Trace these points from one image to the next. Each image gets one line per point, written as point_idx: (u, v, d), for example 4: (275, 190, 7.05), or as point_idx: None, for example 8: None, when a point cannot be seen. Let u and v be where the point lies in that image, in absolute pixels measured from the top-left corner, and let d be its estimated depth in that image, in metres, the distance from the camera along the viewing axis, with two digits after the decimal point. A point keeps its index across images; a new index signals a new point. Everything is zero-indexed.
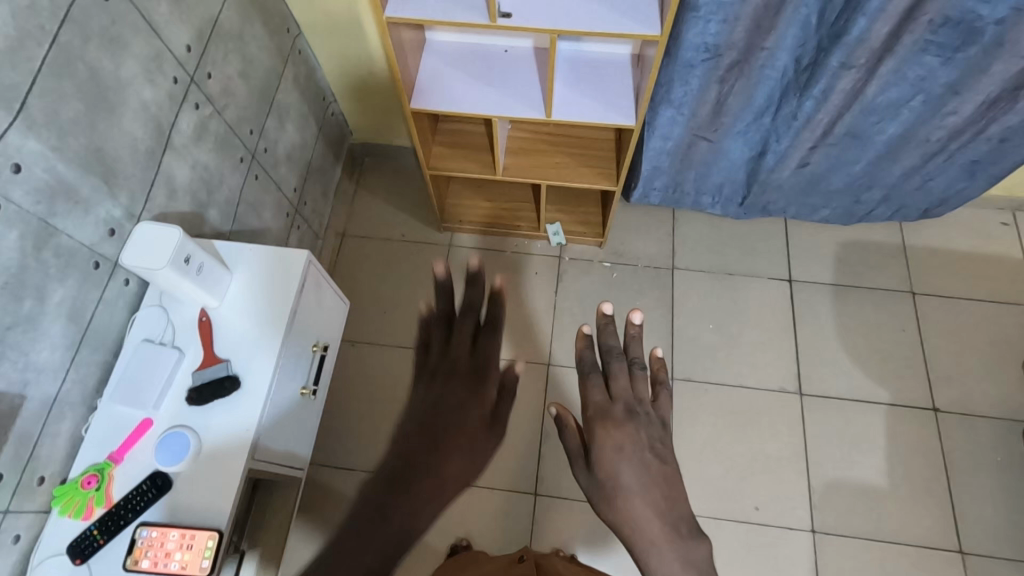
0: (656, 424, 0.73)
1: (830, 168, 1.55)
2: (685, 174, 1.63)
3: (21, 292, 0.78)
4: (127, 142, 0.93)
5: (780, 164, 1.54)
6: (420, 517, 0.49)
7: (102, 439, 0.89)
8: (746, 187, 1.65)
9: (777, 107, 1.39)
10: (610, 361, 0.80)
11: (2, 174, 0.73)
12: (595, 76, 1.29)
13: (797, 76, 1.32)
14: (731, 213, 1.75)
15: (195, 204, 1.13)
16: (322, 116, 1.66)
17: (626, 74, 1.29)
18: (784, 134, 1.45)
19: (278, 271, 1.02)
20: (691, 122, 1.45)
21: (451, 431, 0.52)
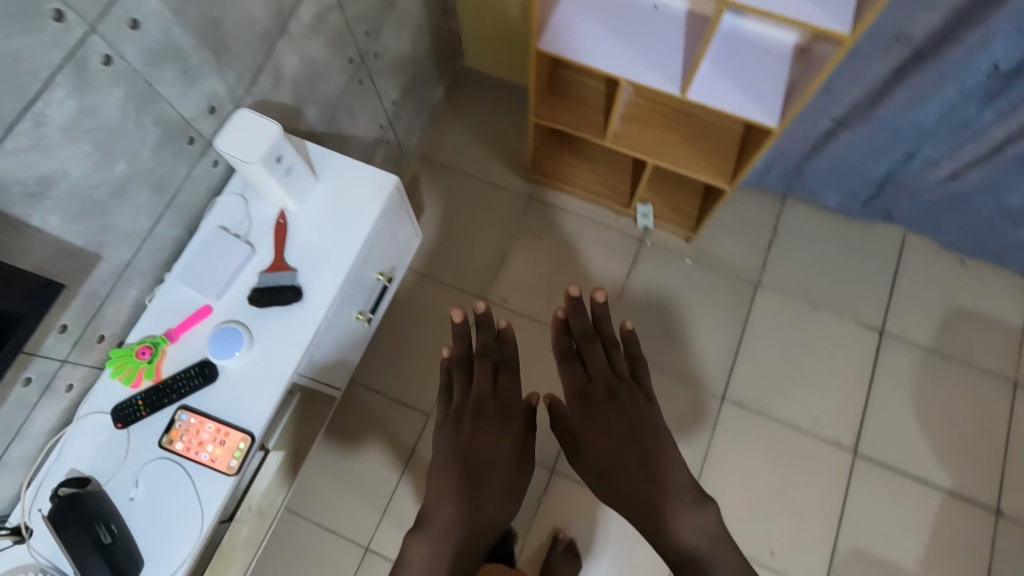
0: (629, 395, 1.05)
1: (981, 191, 1.38)
2: (811, 164, 1.49)
3: (115, 154, 0.76)
4: (245, 19, 0.88)
5: (926, 170, 1.39)
6: (486, 464, 1.04)
7: (163, 314, 0.90)
8: (876, 189, 1.51)
9: (947, 112, 1.23)
10: (584, 346, 1.10)
11: (118, 28, 0.69)
12: (746, 59, 1.14)
13: (987, 83, 1.15)
14: (849, 209, 1.60)
15: (296, 98, 1.09)
16: (435, 31, 1.57)
17: (781, 67, 1.13)
18: (944, 141, 1.30)
19: (358, 186, 0.97)
20: (840, 107, 1.30)
21: (490, 425, 1.06)
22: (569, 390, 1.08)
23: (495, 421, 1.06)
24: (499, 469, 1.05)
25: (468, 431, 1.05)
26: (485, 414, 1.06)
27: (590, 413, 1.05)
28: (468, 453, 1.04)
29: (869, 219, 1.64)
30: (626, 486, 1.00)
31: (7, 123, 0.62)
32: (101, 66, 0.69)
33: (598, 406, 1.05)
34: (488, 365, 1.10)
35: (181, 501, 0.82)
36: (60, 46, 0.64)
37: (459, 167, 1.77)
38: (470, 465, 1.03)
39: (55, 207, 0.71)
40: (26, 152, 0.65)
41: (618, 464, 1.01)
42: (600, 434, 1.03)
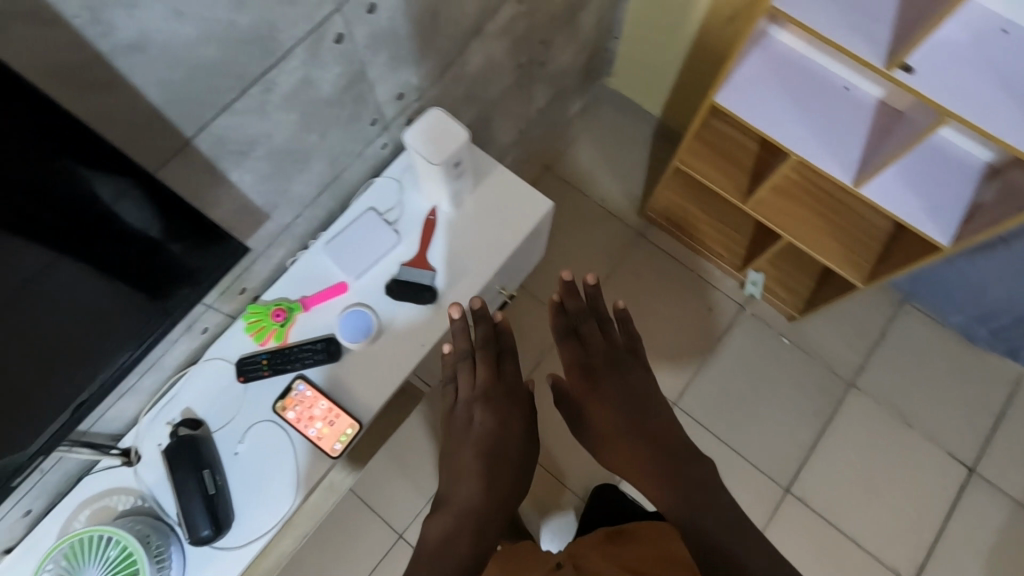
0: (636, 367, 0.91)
1: None
2: (948, 271, 1.42)
3: (312, 125, 0.76)
4: (456, 17, 0.88)
5: None
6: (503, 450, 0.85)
7: (302, 281, 0.91)
8: (1012, 320, 1.41)
9: None
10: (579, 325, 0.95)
11: (358, 11, 0.69)
12: (926, 166, 1.08)
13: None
14: (974, 333, 1.53)
15: (466, 95, 1.08)
16: (595, 47, 1.54)
17: (966, 183, 1.06)
18: None
19: (511, 202, 0.96)
20: None
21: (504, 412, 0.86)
22: (567, 364, 0.92)
23: (504, 399, 0.87)
24: (503, 453, 0.85)
25: (481, 421, 0.85)
26: (493, 393, 0.87)
27: (594, 388, 0.89)
28: (479, 443, 0.84)
29: (990, 347, 1.53)
30: (637, 461, 0.84)
31: (244, 85, 0.63)
32: (332, 44, 0.69)
33: (603, 373, 0.90)
34: (494, 357, 0.89)
35: (281, 468, 0.84)
36: (310, 19, 0.64)
37: (576, 185, 1.75)
38: (486, 452, 0.83)
39: (252, 168, 0.72)
40: (249, 114, 0.66)
41: (625, 437, 0.85)
42: (605, 411, 0.88)
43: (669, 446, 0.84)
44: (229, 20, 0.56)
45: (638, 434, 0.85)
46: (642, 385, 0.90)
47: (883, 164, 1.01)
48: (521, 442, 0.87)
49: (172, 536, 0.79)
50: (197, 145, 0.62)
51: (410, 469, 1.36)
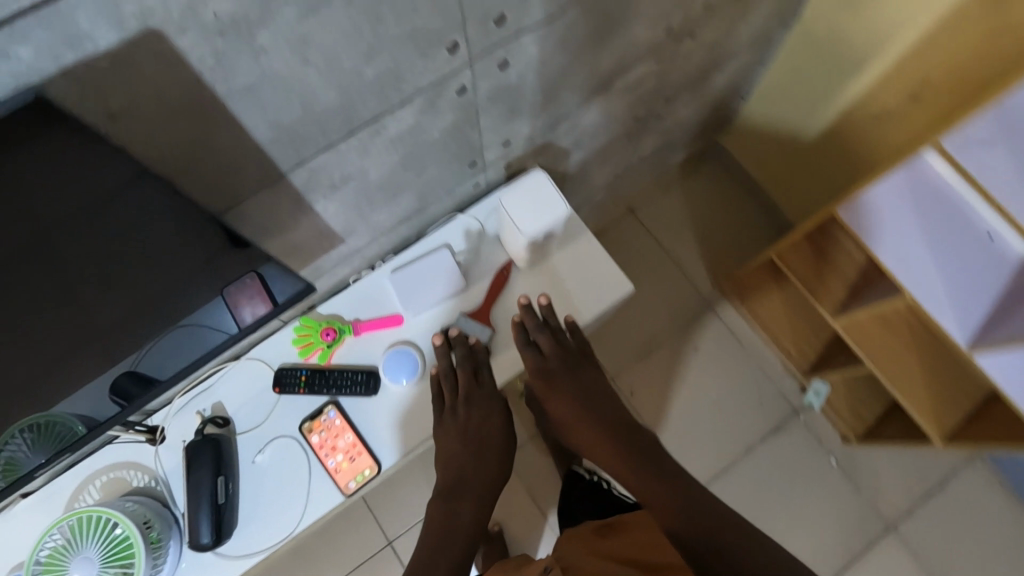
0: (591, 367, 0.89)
1: None
2: None
3: (410, 165, 0.72)
4: (586, 75, 0.81)
5: None
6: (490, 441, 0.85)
7: (360, 302, 0.88)
8: None
9: None
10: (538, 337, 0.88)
11: (489, 67, 0.64)
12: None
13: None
14: None
15: (572, 144, 1.02)
16: (718, 105, 1.44)
17: None
18: None
19: (591, 277, 0.91)
20: None
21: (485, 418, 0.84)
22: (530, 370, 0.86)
23: (482, 402, 0.84)
24: (487, 433, 0.84)
25: (465, 423, 0.83)
26: (476, 402, 0.84)
27: (553, 393, 0.86)
28: (466, 440, 0.83)
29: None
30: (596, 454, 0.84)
31: (353, 128, 0.59)
32: (453, 94, 0.65)
33: (567, 378, 0.85)
34: (470, 375, 0.84)
35: (291, 488, 0.82)
36: (437, 72, 0.59)
37: (656, 237, 1.66)
38: (475, 446, 0.84)
39: (339, 199, 0.68)
40: (350, 153, 0.62)
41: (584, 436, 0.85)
42: (568, 410, 0.86)
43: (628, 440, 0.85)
44: (355, 69, 0.52)
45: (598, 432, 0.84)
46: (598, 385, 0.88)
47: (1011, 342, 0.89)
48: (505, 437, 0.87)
49: (173, 528, 0.78)
50: (290, 178, 0.59)
51: (415, 485, 1.35)
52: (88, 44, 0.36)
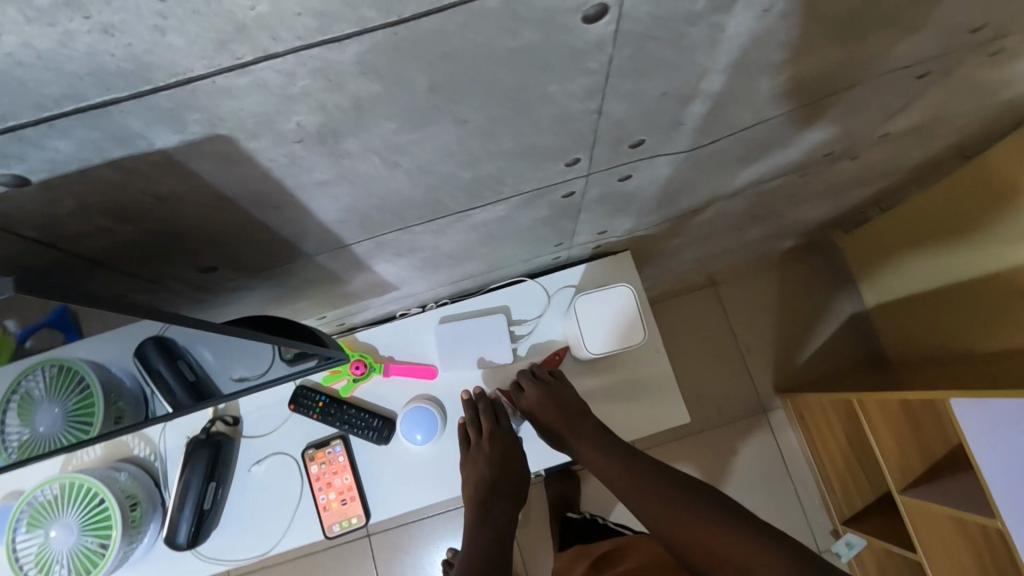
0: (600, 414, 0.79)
1: None
2: None
3: (491, 242, 0.65)
4: (716, 185, 0.71)
5: None
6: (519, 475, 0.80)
7: (402, 340, 0.83)
8: None
9: None
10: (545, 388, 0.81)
11: (607, 178, 0.55)
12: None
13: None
14: None
15: (676, 233, 0.91)
16: (850, 211, 1.27)
17: None
18: None
19: (644, 394, 0.80)
20: None
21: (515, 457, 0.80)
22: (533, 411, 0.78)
23: (497, 443, 0.78)
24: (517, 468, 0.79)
25: (501, 458, 0.78)
26: (490, 448, 0.77)
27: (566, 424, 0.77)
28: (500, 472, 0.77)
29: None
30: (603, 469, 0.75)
31: (435, 216, 0.52)
32: (557, 196, 0.56)
33: (562, 407, 0.76)
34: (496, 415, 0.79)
35: (276, 509, 0.80)
36: (545, 180, 0.51)
37: (733, 320, 1.53)
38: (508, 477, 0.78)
39: (403, 263, 0.62)
40: (425, 234, 0.55)
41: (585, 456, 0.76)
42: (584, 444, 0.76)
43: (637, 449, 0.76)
44: (451, 174, 0.44)
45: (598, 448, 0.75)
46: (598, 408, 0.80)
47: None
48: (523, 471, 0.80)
49: (158, 511, 0.78)
50: (354, 248, 0.53)
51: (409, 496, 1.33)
52: (141, 143, 0.30)
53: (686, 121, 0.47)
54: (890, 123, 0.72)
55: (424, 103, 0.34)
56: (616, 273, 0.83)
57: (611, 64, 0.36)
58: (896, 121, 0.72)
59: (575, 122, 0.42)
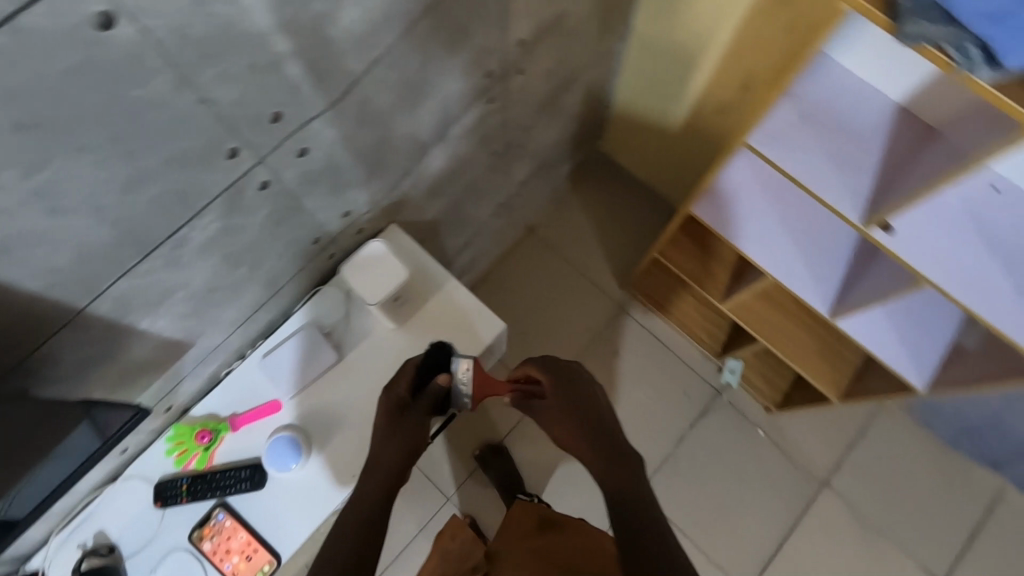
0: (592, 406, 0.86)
1: None
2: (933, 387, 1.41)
3: (241, 260, 0.72)
4: (411, 133, 0.83)
5: None
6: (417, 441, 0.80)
7: (237, 394, 0.87)
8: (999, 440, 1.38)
9: None
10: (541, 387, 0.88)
11: (285, 157, 0.65)
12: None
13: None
14: (959, 442, 1.49)
15: (431, 190, 1.03)
16: (586, 118, 1.48)
17: (939, 334, 1.00)
18: None
19: (460, 320, 0.92)
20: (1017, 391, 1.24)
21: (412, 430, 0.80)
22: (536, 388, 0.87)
23: (405, 425, 0.80)
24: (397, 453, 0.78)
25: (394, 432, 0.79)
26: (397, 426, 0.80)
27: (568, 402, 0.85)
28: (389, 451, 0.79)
29: (974, 456, 1.49)
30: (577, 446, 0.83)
31: (149, 250, 0.58)
32: (256, 190, 0.65)
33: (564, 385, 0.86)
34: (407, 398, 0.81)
35: None
36: (225, 178, 0.60)
37: (562, 250, 1.70)
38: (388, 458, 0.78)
39: (167, 312, 0.67)
40: (157, 272, 0.61)
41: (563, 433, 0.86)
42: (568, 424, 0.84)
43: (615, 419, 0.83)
44: (122, 201, 0.52)
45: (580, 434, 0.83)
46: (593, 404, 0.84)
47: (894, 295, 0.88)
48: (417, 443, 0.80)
49: None
50: (93, 311, 0.58)
51: None
52: None
53: (299, 82, 0.58)
54: (516, 30, 0.89)
55: (26, 144, 0.42)
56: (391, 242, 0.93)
57: (169, 60, 0.46)
58: (519, 26, 0.89)
59: (194, 117, 0.51)
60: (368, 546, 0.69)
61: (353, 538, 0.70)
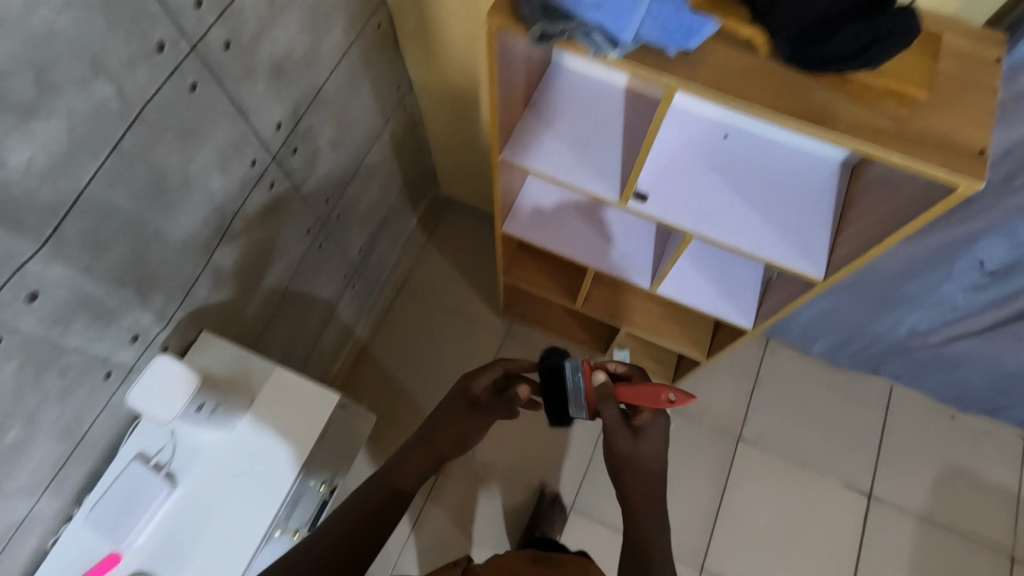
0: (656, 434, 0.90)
1: (972, 358, 1.34)
2: (794, 318, 1.49)
3: (7, 422, 0.68)
4: (179, 240, 0.83)
5: (890, 328, 1.37)
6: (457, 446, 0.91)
7: (71, 560, 0.81)
8: (866, 347, 1.48)
9: (900, 280, 1.20)
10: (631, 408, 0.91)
11: (11, 307, 0.63)
12: (769, 202, 0.85)
13: (978, 278, 1.10)
14: (838, 360, 1.58)
15: (244, 284, 1.03)
16: (409, 169, 1.53)
17: (748, 270, 1.07)
18: (906, 308, 1.27)
19: (291, 401, 0.92)
20: (855, 301, 1.33)
21: (464, 432, 0.91)
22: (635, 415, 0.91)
23: (475, 417, 0.91)
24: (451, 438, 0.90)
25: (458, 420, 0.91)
26: (460, 415, 0.91)
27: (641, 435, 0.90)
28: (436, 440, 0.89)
29: (856, 368, 1.58)
30: (614, 438, 0.88)
31: None
32: None
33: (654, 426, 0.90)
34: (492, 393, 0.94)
35: None
36: None
37: (435, 297, 1.71)
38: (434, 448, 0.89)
39: None
40: None
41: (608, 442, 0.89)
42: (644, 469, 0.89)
43: (650, 431, 0.90)
44: None
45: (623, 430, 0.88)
46: (652, 422, 0.91)
47: (675, 253, 0.96)
48: (470, 435, 0.92)
49: None
50: None
51: None
52: None
53: None
54: (267, 114, 0.92)
55: None
56: (208, 349, 0.92)
57: None
58: (269, 110, 0.92)
59: None
60: (377, 519, 0.81)
61: (356, 526, 0.79)
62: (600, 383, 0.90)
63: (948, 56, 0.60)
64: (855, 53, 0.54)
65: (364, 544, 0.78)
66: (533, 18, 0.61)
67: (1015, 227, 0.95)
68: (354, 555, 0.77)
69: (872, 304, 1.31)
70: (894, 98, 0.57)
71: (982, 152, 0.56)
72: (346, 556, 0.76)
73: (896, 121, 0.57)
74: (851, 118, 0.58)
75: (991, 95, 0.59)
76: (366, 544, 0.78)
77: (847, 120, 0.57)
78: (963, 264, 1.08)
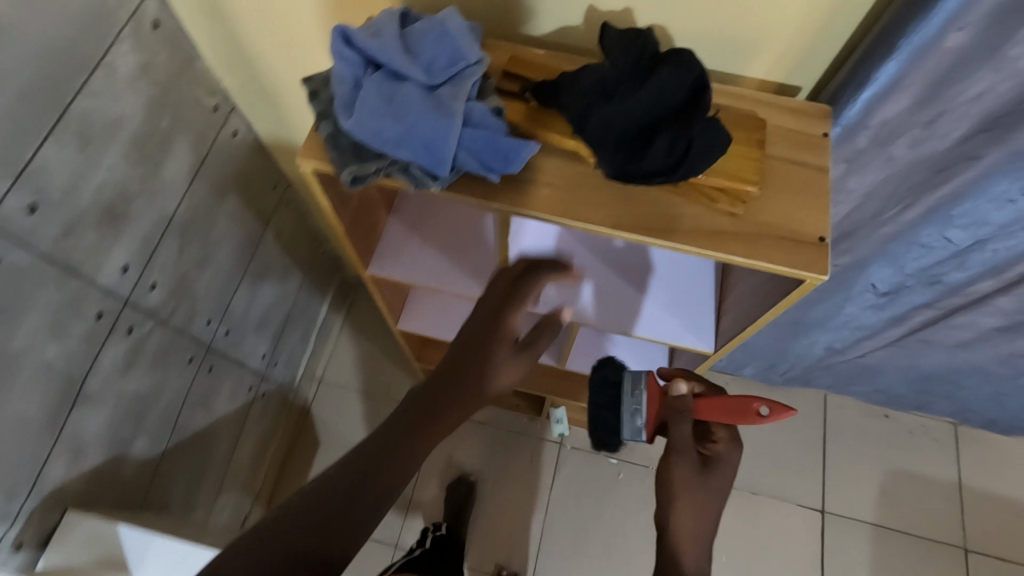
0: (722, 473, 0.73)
1: (892, 362, 1.36)
2: None
3: None
4: (11, 428, 0.74)
5: (810, 346, 1.37)
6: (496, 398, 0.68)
7: None
8: (794, 366, 1.48)
9: (809, 307, 1.20)
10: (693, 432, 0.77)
11: None
12: (643, 283, 0.87)
13: (874, 298, 1.11)
14: (772, 380, 1.58)
15: (116, 441, 0.93)
16: (308, 260, 1.45)
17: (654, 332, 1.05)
18: (821, 328, 1.27)
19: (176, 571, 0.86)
20: (773, 328, 1.32)
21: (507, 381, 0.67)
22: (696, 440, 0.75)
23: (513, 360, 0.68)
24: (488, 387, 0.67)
25: (499, 358, 0.67)
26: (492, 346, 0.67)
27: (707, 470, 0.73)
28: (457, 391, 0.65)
29: (790, 385, 1.59)
30: (671, 462, 0.72)
31: None
32: None
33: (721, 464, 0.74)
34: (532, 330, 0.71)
35: None
36: None
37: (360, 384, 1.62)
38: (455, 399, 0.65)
39: None
40: None
41: (666, 464, 0.73)
42: (701, 509, 0.70)
43: (716, 464, 0.74)
44: None
45: (693, 453, 0.72)
46: (723, 456, 0.75)
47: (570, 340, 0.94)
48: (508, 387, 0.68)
49: None
50: None
51: None
52: None
53: None
54: (109, 260, 0.84)
55: None
56: (78, 529, 0.85)
57: None
58: (109, 256, 0.84)
59: None
60: (374, 472, 0.61)
61: (328, 509, 0.57)
62: (678, 395, 0.77)
63: (774, 137, 0.59)
64: (665, 168, 0.52)
65: (352, 533, 0.57)
66: (341, 159, 0.56)
67: (895, 251, 0.97)
68: (344, 528, 0.57)
69: (789, 329, 1.31)
70: (730, 197, 0.55)
71: (822, 240, 0.54)
72: (342, 526, 0.57)
73: (734, 219, 0.56)
74: (690, 224, 0.55)
75: (822, 174, 0.58)
76: (365, 512, 0.59)
77: (688, 226, 0.55)
78: (857, 288, 1.09)
